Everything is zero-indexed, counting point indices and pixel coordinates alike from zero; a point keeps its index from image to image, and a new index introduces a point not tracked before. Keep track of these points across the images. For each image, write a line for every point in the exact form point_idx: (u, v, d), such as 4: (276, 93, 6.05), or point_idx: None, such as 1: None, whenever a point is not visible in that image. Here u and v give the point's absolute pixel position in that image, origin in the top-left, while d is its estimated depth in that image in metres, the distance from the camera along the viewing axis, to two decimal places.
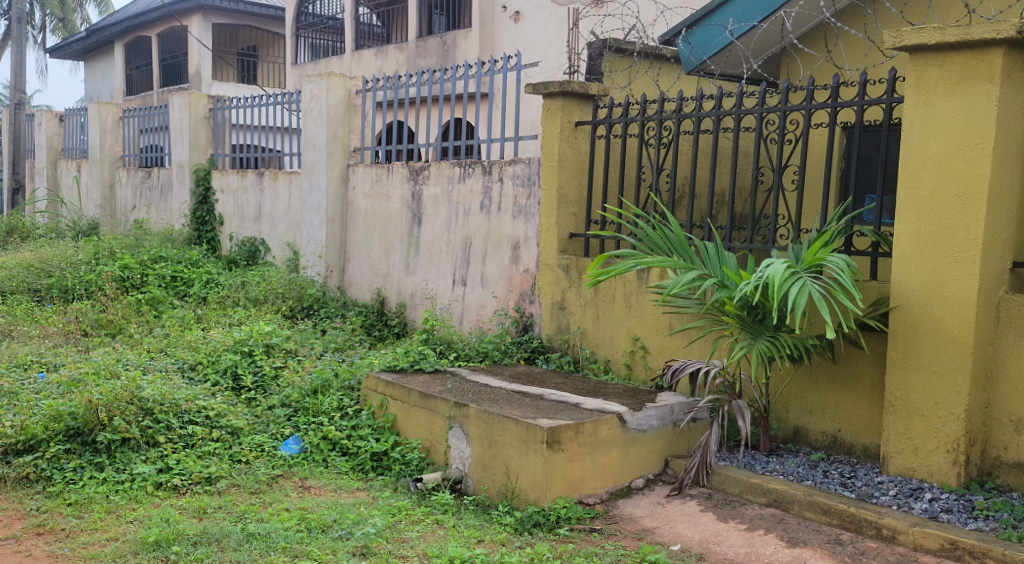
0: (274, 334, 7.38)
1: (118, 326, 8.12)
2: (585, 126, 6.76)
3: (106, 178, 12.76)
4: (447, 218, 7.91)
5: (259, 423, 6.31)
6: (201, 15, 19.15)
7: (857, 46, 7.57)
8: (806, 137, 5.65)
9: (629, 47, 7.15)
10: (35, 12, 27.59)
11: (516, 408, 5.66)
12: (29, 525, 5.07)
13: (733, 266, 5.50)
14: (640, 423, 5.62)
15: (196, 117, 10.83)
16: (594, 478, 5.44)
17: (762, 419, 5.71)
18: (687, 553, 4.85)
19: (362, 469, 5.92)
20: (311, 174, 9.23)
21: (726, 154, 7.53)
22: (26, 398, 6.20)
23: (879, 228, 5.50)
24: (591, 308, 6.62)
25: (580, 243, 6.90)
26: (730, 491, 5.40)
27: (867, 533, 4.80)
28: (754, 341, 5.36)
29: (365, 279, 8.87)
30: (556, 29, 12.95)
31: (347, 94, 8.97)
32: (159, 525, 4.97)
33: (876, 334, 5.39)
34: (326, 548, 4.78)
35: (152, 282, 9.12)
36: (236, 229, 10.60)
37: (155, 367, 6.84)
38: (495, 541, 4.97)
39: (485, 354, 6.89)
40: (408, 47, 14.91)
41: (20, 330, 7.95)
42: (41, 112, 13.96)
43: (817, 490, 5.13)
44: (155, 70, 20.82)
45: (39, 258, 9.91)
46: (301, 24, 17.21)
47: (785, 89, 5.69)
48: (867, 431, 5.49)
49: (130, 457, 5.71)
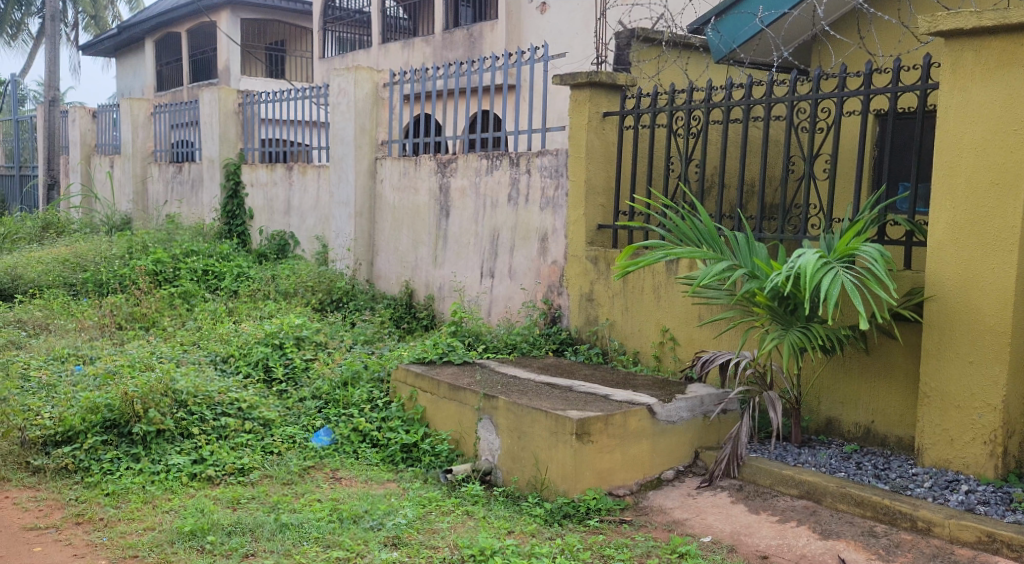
0: (304, 327, 7.44)
1: (152, 320, 8.23)
2: (613, 117, 6.73)
3: (139, 173, 12.92)
4: (474, 210, 7.91)
5: (290, 415, 6.37)
6: (230, 10, 19.30)
7: (891, 32, 7.47)
8: (838, 125, 5.55)
9: (657, 37, 7.14)
10: (68, 10, 28.00)
11: (545, 399, 5.66)
12: (68, 515, 5.16)
13: (763, 257, 5.45)
14: (670, 414, 5.61)
15: (226, 112, 10.92)
16: (624, 470, 5.44)
17: (793, 410, 5.66)
18: (718, 545, 4.82)
19: (393, 460, 5.95)
20: (339, 167, 9.27)
21: (756, 144, 7.47)
22: (63, 390, 6.32)
23: (913, 217, 5.40)
24: (620, 299, 6.60)
25: (608, 235, 6.87)
26: (762, 483, 5.36)
27: (901, 525, 4.75)
28: (786, 332, 5.31)
29: (393, 272, 8.90)
30: (582, 19, 12.89)
31: (375, 87, 9.02)
32: (194, 515, 5.05)
33: (910, 324, 5.32)
34: (358, 539, 4.82)
35: (185, 276, 9.24)
36: (266, 223, 10.70)
37: (189, 360, 6.93)
38: (525, 532, 4.98)
39: (513, 346, 6.91)
40: (435, 39, 14.92)
41: (57, 323, 8.09)
42: (74, 108, 14.16)
43: (850, 482, 5.09)
44: (185, 65, 21.02)
45: (75, 252, 10.06)
46: (328, 18, 17.29)
47: (816, 77, 5.59)
48: (901, 422, 5.43)
49: (165, 449, 5.80)
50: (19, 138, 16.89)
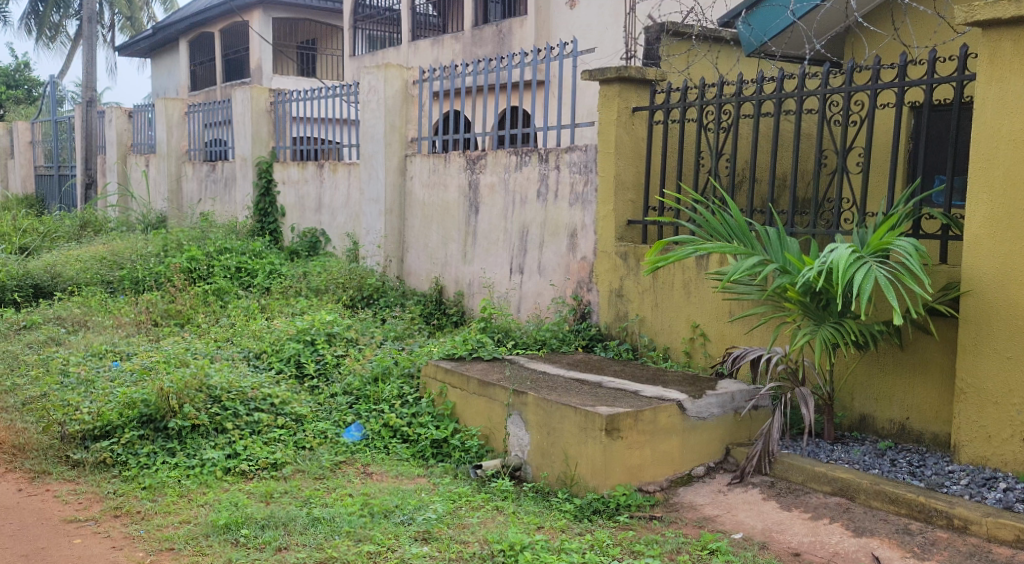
0: (335, 324, 7.51)
1: (186, 317, 8.36)
2: (643, 112, 6.72)
3: (173, 172, 13.10)
4: (504, 207, 7.92)
5: (322, 410, 6.43)
6: (262, 10, 19.49)
7: (926, 23, 7.36)
8: (871, 117, 5.47)
9: (686, 31, 7.14)
10: (104, 12, 28.53)
11: (575, 395, 5.66)
12: (107, 508, 5.26)
13: (795, 252, 5.40)
14: (700, 410, 5.59)
15: (258, 111, 11.03)
16: (654, 466, 5.43)
17: (826, 406, 5.61)
18: (749, 542, 4.80)
19: (423, 456, 5.99)
20: (369, 164, 9.33)
21: (788, 138, 7.40)
22: (102, 386, 6.44)
23: (949, 211, 5.31)
24: (650, 295, 6.58)
25: (638, 231, 6.86)
26: (794, 479, 5.32)
27: (937, 523, 4.70)
28: (818, 328, 5.26)
29: (423, 269, 8.95)
30: (612, 13, 12.83)
31: (404, 85, 9.07)
32: (228, 508, 5.13)
33: (946, 319, 5.26)
34: (388, 533, 4.86)
35: (218, 273, 9.37)
36: (298, 221, 10.80)
37: (223, 356, 7.04)
38: (555, 527, 4.99)
39: (543, 342, 6.91)
40: (465, 36, 14.96)
41: (94, 320, 8.22)
42: (111, 109, 14.40)
43: (884, 479, 5.04)
44: (218, 65, 21.26)
45: (113, 251, 10.22)
46: (359, 16, 17.39)
47: (850, 69, 5.51)
48: (936, 418, 5.36)
49: (200, 443, 5.88)
50: (59, 139, 17.18)
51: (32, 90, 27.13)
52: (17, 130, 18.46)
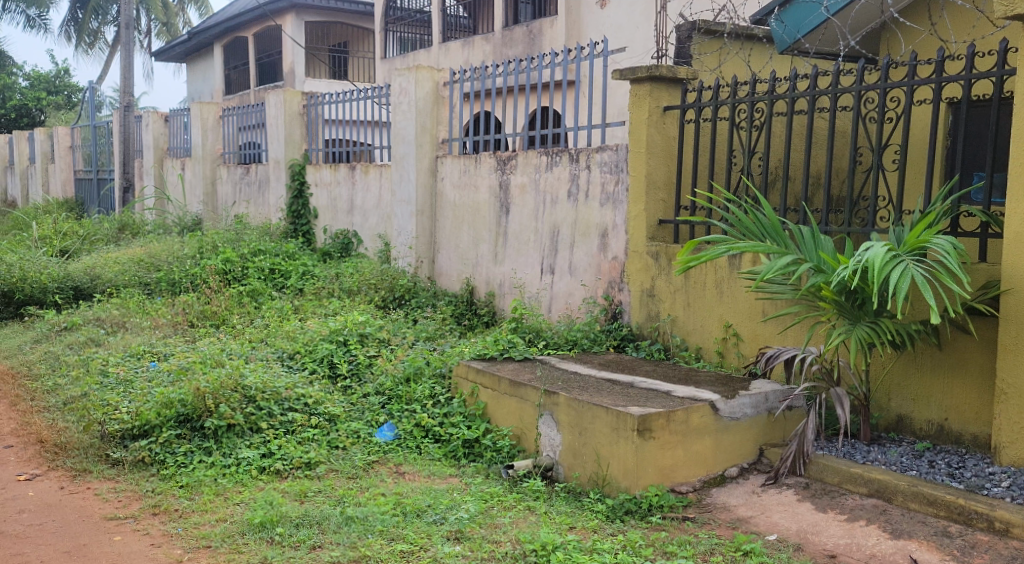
0: (367, 325, 7.57)
1: (222, 317, 8.47)
2: (674, 111, 6.70)
3: (208, 175, 13.29)
4: (535, 207, 7.92)
5: (354, 410, 6.48)
6: (294, 14, 19.67)
7: (964, 17, 7.25)
8: (908, 115, 5.37)
9: (718, 29, 7.07)
10: (141, 17, 29.03)
11: (606, 395, 5.64)
12: (145, 506, 5.35)
13: (829, 251, 5.33)
14: (733, 411, 5.54)
15: (291, 114, 11.13)
16: (686, 466, 5.40)
17: (862, 407, 5.54)
18: (784, 543, 4.75)
19: (455, 456, 6.01)
20: (401, 166, 9.37)
21: (821, 136, 7.33)
22: (140, 386, 6.55)
23: (988, 208, 5.20)
24: (681, 295, 6.55)
25: (670, 230, 6.83)
26: (829, 481, 5.25)
27: (977, 525, 4.62)
28: (854, 328, 5.19)
29: (454, 269, 8.99)
30: (642, 12, 12.77)
31: (435, 86, 9.10)
32: (263, 507, 5.17)
33: (985, 319, 5.17)
34: (421, 532, 4.89)
35: (253, 274, 9.49)
36: (330, 222, 10.89)
37: (257, 356, 7.13)
38: (587, 528, 4.99)
39: (574, 342, 6.91)
40: (495, 37, 14.99)
41: (133, 321, 8.36)
42: (148, 113, 14.64)
43: (922, 480, 4.96)
44: (253, 69, 21.52)
45: (149, 253, 10.39)
46: (390, 18, 17.49)
47: (885, 65, 5.42)
48: (976, 419, 5.27)
49: (235, 442, 5.96)
50: (97, 143, 17.47)
51: (72, 95, 27.65)
52: (58, 135, 18.81)
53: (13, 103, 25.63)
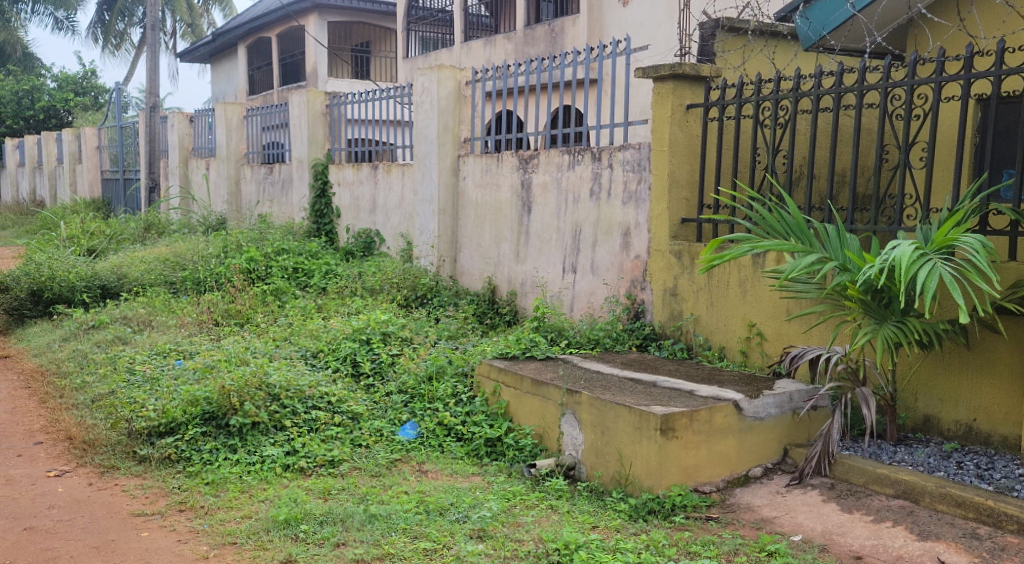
0: (390, 323, 7.59)
1: (246, 316, 8.54)
2: (697, 109, 6.66)
3: (232, 175, 13.40)
4: (557, 206, 7.90)
5: (377, 408, 6.50)
6: (317, 14, 19.74)
7: (995, 12, 7.14)
8: (935, 112, 5.28)
9: (742, 26, 7.04)
10: (168, 19, 29.33)
11: (629, 395, 5.62)
12: (172, 502, 5.40)
13: (855, 249, 5.27)
14: (757, 410, 5.50)
15: (314, 114, 11.19)
16: (709, 466, 5.37)
17: (888, 407, 5.47)
18: (809, 544, 4.71)
19: (477, 454, 6.02)
20: (423, 165, 9.38)
21: (847, 133, 7.25)
22: (165, 384, 6.59)
23: (1018, 206, 5.11)
24: (705, 294, 6.52)
25: (693, 229, 6.78)
26: (855, 481, 5.20)
27: (1007, 527, 4.56)
28: (880, 327, 5.13)
29: (476, 268, 9.01)
30: (664, 10, 12.71)
31: (457, 86, 9.10)
32: (288, 505, 5.20)
33: (1015, 318, 5.10)
34: (443, 531, 4.90)
35: (277, 273, 9.55)
36: (353, 222, 10.93)
37: (281, 355, 7.18)
38: (610, 527, 4.97)
39: (596, 341, 6.89)
40: (517, 35, 15.01)
41: (159, 319, 8.43)
42: (173, 114, 14.78)
43: (950, 482, 4.90)
44: (276, 69, 21.66)
45: (174, 254, 10.55)
46: (412, 18, 17.55)
47: (912, 62, 5.33)
48: (1005, 420, 5.20)
49: (260, 440, 6.00)
50: (124, 143, 17.63)
51: (99, 96, 27.91)
52: (85, 136, 19.02)
53: (43, 103, 25.95)
